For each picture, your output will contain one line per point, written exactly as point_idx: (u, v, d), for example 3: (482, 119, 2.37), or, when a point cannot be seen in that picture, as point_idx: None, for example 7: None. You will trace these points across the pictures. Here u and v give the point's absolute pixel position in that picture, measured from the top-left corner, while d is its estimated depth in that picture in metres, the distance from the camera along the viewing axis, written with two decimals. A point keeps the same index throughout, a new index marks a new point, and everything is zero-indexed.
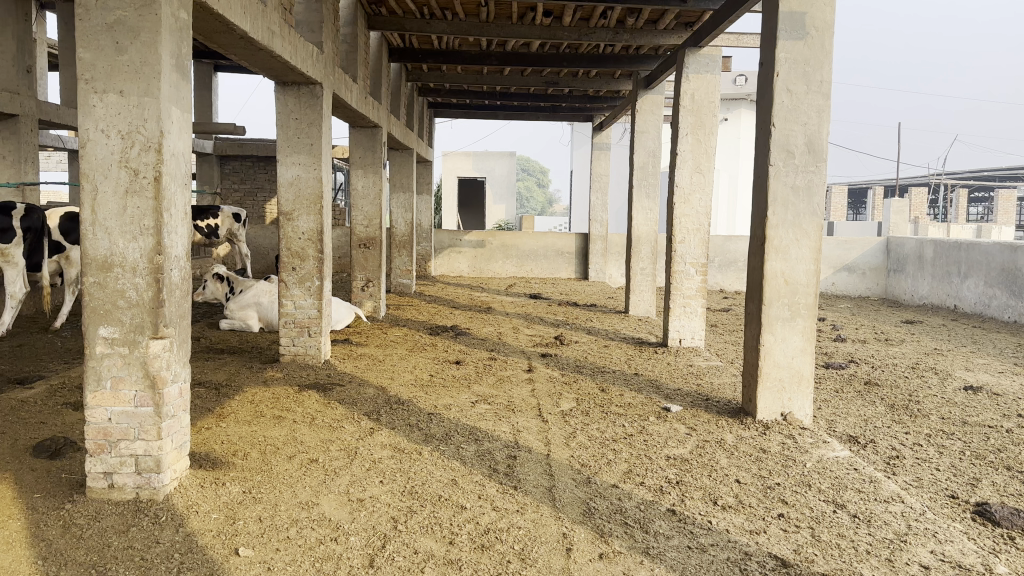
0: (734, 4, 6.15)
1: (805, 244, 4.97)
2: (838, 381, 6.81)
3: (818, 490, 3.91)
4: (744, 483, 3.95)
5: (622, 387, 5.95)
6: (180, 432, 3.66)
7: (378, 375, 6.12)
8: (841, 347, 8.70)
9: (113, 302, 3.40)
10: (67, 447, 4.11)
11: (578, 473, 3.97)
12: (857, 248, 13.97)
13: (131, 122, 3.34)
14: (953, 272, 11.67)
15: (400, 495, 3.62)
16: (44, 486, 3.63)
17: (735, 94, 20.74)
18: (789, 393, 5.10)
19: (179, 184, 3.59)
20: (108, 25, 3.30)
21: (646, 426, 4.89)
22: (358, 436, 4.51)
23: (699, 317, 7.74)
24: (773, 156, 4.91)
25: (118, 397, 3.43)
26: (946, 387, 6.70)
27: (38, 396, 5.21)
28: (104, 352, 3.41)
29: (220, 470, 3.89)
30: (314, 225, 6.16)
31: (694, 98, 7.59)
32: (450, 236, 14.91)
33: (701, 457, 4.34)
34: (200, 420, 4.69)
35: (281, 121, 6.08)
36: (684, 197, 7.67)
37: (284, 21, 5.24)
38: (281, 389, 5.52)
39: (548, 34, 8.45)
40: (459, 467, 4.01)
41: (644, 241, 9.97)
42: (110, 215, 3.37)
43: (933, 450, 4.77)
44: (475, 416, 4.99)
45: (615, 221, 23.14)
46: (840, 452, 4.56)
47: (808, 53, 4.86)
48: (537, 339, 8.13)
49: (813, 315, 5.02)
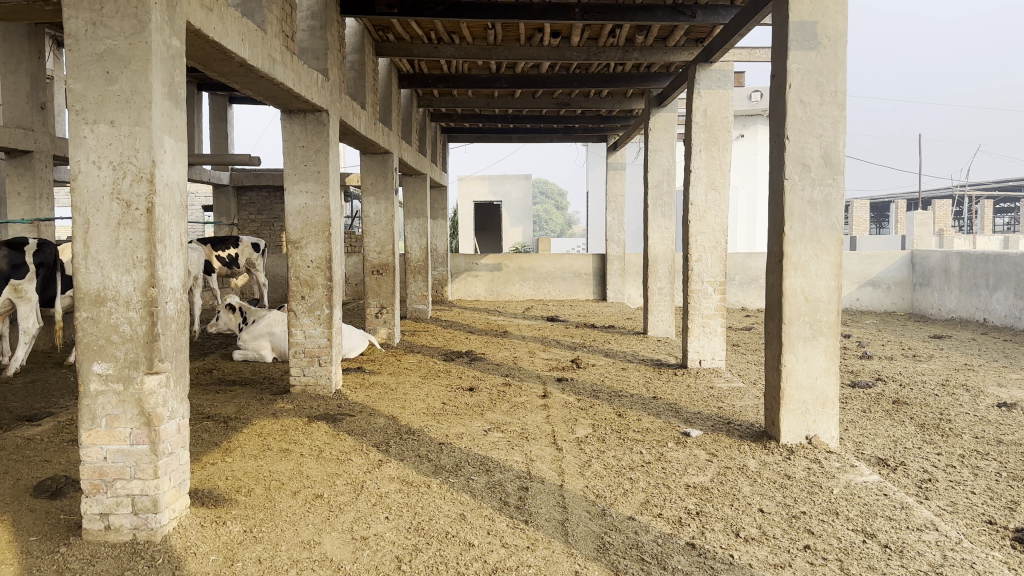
0: (743, 17, 6.01)
1: (825, 260, 4.80)
2: (865, 401, 6.56)
3: (846, 519, 3.70)
4: (768, 512, 3.75)
5: (640, 411, 5.77)
6: (179, 470, 3.54)
7: (390, 404, 5.98)
8: (867, 364, 8.44)
9: (107, 337, 3.31)
10: (68, 486, 4.00)
11: (593, 504, 3.80)
12: (880, 262, 13.71)
13: (122, 152, 3.27)
14: (981, 285, 11.38)
15: (406, 532, 3.47)
16: (41, 529, 3.52)
17: (751, 111, 20.63)
18: (813, 415, 4.89)
19: (175, 215, 3.51)
20: (98, 55, 3.25)
21: (664, 453, 4.70)
22: (365, 469, 4.37)
23: (718, 336, 7.53)
24: (788, 169, 4.75)
25: (113, 435, 3.33)
26: (978, 404, 6.45)
27: (44, 433, 5.13)
28: (98, 390, 3.32)
29: (223, 508, 3.76)
30: (322, 253, 6.07)
31: (707, 113, 7.44)
32: (466, 260, 14.85)
33: (723, 485, 4.15)
34: (205, 455, 4.57)
35: (287, 149, 6.02)
36: (700, 214, 7.53)
37: (287, 47, 5.19)
38: (290, 421, 5.41)
39: (557, 55, 8.37)
40: (468, 500, 3.86)
41: (661, 260, 9.80)
42: (102, 248, 3.29)
43: (966, 472, 4.55)
44: (488, 445, 4.84)
45: (633, 241, 23.40)
46: (869, 476, 4.34)
47: (820, 64, 4.72)
48: (552, 362, 7.97)
49: (836, 333, 4.84)
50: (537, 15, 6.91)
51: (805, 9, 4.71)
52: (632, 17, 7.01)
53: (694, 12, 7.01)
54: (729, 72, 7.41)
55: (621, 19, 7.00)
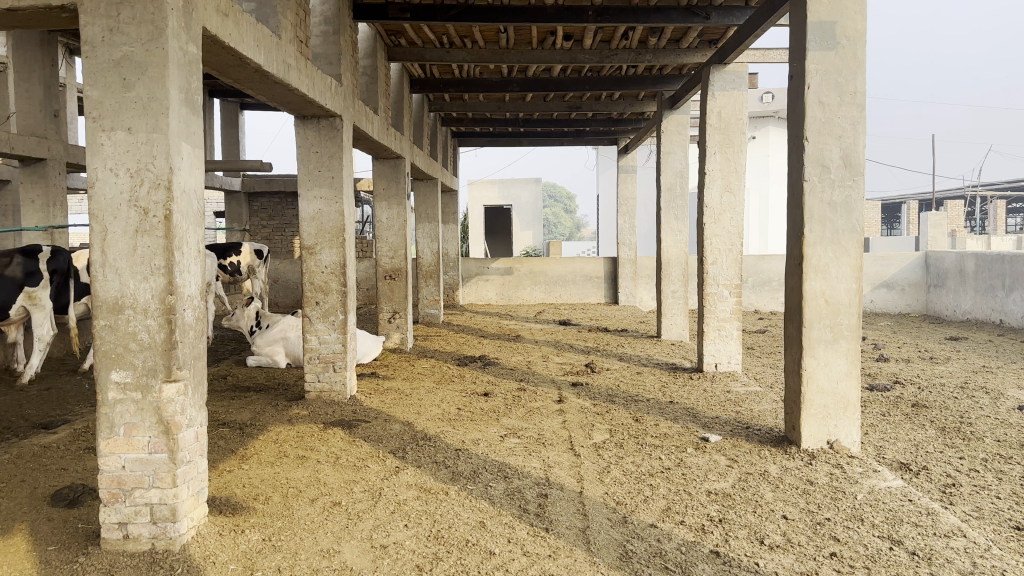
0: (759, 18, 5.96)
1: (845, 262, 4.74)
2: (884, 404, 6.48)
3: (871, 525, 3.65)
4: (791, 519, 3.70)
5: (657, 416, 5.73)
6: (197, 479, 3.52)
7: (405, 410, 5.94)
8: (885, 367, 8.35)
9: (125, 345, 3.30)
10: (85, 495, 3.99)
11: (614, 512, 3.76)
12: (894, 263, 13.61)
13: (139, 159, 3.25)
14: (997, 286, 11.27)
15: (425, 540, 3.44)
16: (60, 538, 3.51)
17: (762, 112, 20.54)
18: (835, 420, 4.83)
19: (192, 222, 3.49)
20: (114, 61, 3.24)
21: (684, 458, 4.66)
22: (383, 475, 4.34)
23: (734, 339, 7.48)
24: (808, 171, 4.70)
25: (132, 443, 3.31)
26: (999, 407, 6.36)
27: (61, 441, 5.13)
28: (117, 398, 3.30)
29: (241, 516, 3.74)
30: (337, 258, 6.05)
31: (722, 115, 7.38)
32: (477, 264, 14.81)
33: (744, 491, 4.10)
34: (222, 462, 4.56)
35: (301, 155, 6.01)
36: (715, 217, 7.47)
37: (301, 53, 5.18)
38: (306, 428, 5.38)
39: (569, 58, 8.33)
40: (487, 507, 3.82)
41: (675, 263, 9.74)
42: (120, 255, 3.28)
43: (991, 477, 4.48)
44: (505, 451, 4.81)
45: (645, 244, 23.55)
46: (892, 482, 4.28)
47: (839, 64, 4.67)
48: (567, 367, 7.92)
49: (858, 337, 4.78)
50: (550, 18, 6.87)
51: (823, 9, 4.67)
52: (645, 19, 6.98)
53: (708, 13, 6.97)
54: (743, 73, 7.39)
55: (634, 21, 6.96)
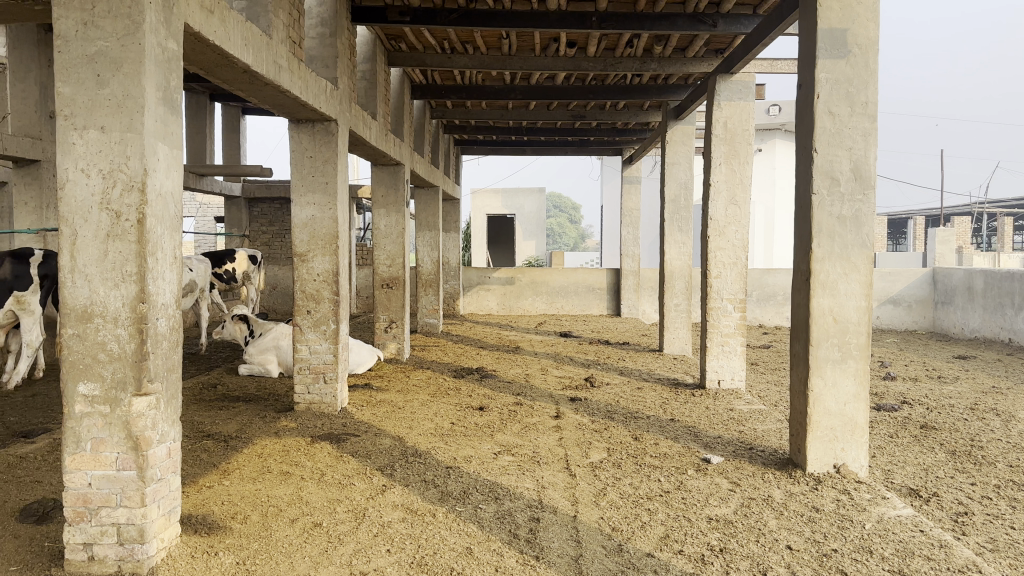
0: (766, 26, 5.79)
1: (855, 279, 4.56)
2: (892, 426, 6.26)
3: (881, 558, 3.44)
4: (796, 550, 3.50)
5: (657, 435, 5.52)
6: (169, 497, 3.34)
7: (397, 424, 5.75)
8: (892, 386, 8.13)
9: (93, 356, 3.12)
10: (56, 510, 3.81)
11: (608, 539, 3.57)
12: (901, 279, 13.41)
13: (112, 160, 3.08)
14: (1007, 304, 11.05)
15: (408, 568, 3.24)
16: (21, 557, 3.31)
17: (769, 125, 20.29)
18: (842, 443, 4.63)
19: (167, 227, 3.32)
20: (88, 57, 3.07)
21: (684, 481, 4.46)
22: (368, 495, 4.15)
23: (738, 355, 7.29)
24: (816, 183, 4.52)
25: (99, 460, 3.12)
26: (1011, 430, 6.14)
27: (38, 451, 4.94)
28: (84, 412, 3.12)
29: (216, 536, 3.55)
30: (329, 266, 5.88)
31: (727, 126, 7.19)
32: (478, 274, 14.64)
33: (747, 518, 3.90)
34: (202, 477, 4.37)
35: (295, 159, 5.83)
36: (720, 229, 7.28)
37: (293, 54, 5.02)
38: (292, 441, 5.20)
39: (572, 66, 8.17)
40: (475, 532, 3.63)
41: (678, 275, 9.53)
42: (90, 261, 3.10)
43: (1005, 506, 4.26)
44: (498, 470, 4.62)
45: (648, 256, 23.43)
46: (902, 510, 4.06)
47: (850, 73, 4.50)
48: (565, 381, 7.71)
49: (866, 356, 4.58)
50: (553, 24, 6.71)
51: (834, 16, 4.49)
52: (650, 27, 6.79)
53: (715, 21, 6.78)
54: (750, 83, 7.21)
55: (638, 28, 6.77)
